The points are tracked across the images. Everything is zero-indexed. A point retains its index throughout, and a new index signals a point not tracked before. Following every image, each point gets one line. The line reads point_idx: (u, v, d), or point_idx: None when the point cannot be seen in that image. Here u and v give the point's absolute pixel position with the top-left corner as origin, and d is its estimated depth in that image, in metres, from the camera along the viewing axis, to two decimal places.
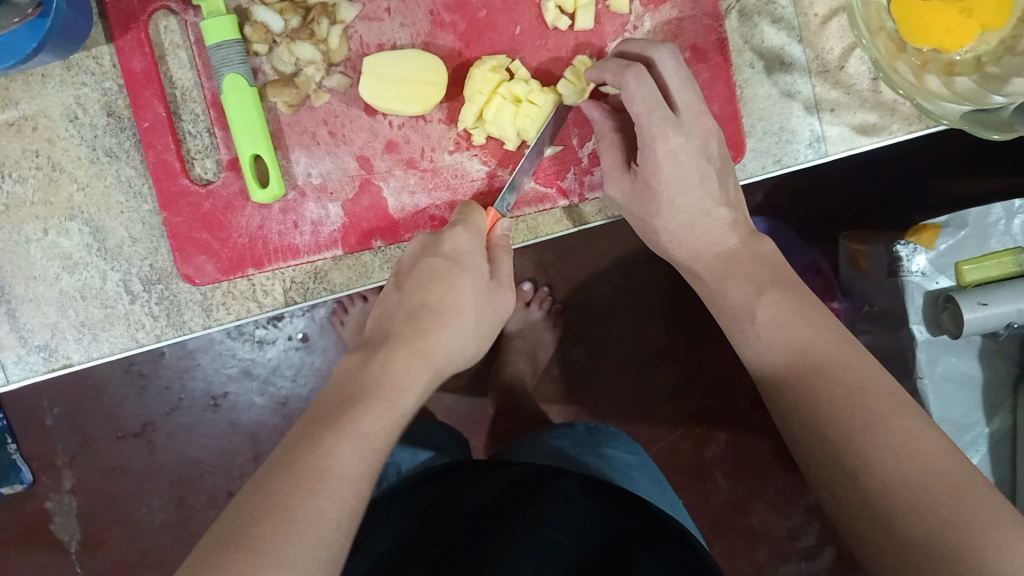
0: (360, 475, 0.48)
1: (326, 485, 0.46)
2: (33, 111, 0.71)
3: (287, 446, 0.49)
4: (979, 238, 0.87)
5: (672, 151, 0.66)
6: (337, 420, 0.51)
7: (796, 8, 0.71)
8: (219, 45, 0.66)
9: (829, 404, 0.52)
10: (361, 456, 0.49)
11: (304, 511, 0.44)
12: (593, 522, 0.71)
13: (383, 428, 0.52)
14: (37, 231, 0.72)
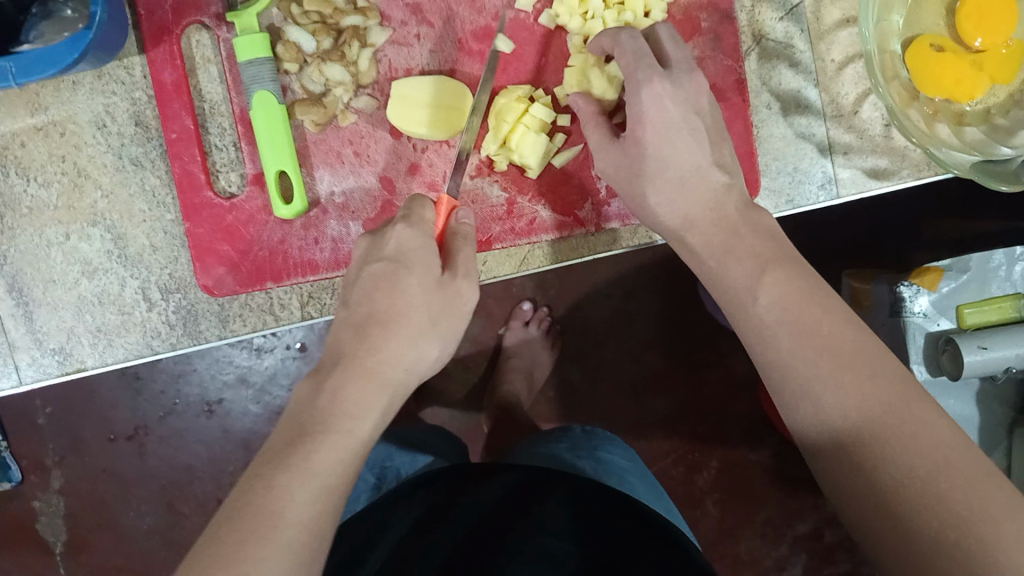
0: (317, 516, 0.47)
1: (275, 532, 0.45)
2: (61, 117, 0.72)
3: (242, 488, 0.47)
4: (980, 282, 0.89)
5: (658, 96, 0.62)
6: (283, 459, 0.48)
7: (813, 53, 0.73)
8: (251, 62, 0.67)
9: (847, 404, 0.49)
10: (314, 495, 0.47)
11: (250, 563, 0.43)
12: (589, 527, 0.73)
13: (337, 461, 0.50)
14: (59, 235, 0.73)
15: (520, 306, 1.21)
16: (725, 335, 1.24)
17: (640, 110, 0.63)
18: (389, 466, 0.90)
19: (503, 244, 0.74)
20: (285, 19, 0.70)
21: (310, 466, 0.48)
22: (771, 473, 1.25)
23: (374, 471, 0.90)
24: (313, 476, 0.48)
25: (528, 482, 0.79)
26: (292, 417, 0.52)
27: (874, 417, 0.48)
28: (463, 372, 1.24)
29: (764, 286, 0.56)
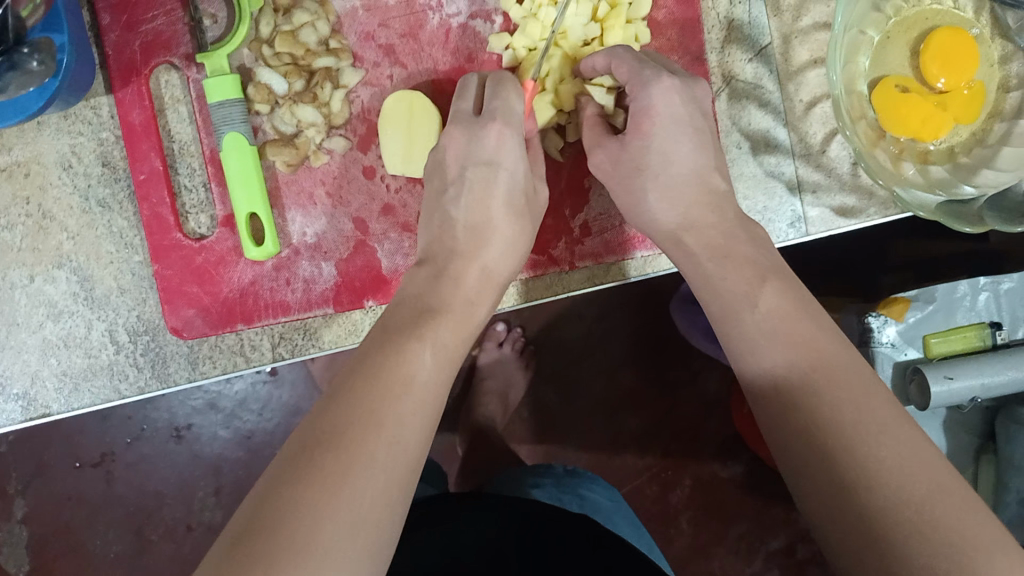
0: (436, 385, 0.53)
1: (409, 393, 0.50)
2: (26, 158, 0.71)
3: (350, 381, 0.50)
4: (946, 312, 0.90)
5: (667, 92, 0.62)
6: (383, 364, 0.51)
7: (782, 93, 0.74)
8: (221, 104, 0.67)
9: (839, 421, 0.48)
10: (440, 364, 0.54)
11: (390, 417, 0.48)
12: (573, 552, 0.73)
13: (454, 341, 0.57)
14: (24, 277, 0.72)
15: (495, 327, 1.21)
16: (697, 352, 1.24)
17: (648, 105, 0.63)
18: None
19: None
20: (255, 61, 0.70)
21: (416, 373, 0.51)
22: (743, 489, 1.26)
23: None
24: (419, 383, 0.51)
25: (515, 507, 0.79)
26: (387, 330, 0.55)
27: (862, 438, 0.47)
28: None
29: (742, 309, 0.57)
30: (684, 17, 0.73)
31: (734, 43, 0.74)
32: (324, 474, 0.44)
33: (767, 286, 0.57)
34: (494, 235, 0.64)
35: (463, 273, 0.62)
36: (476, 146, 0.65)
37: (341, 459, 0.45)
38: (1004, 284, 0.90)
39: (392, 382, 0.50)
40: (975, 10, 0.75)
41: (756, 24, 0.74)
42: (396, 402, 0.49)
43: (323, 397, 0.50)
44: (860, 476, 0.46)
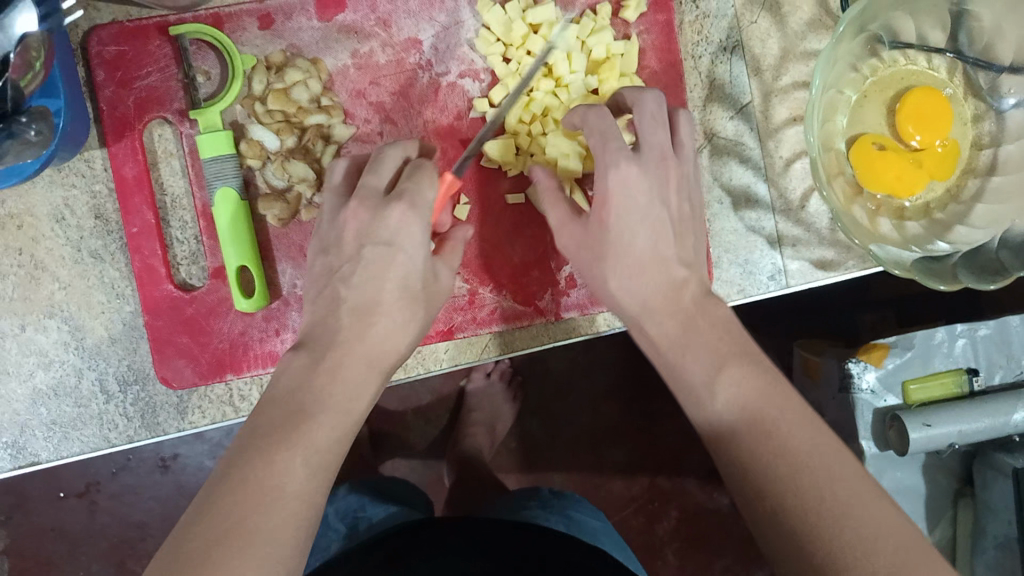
0: (309, 489, 0.50)
1: (276, 505, 0.48)
2: (19, 209, 0.72)
3: (205, 509, 0.47)
4: (924, 358, 0.92)
5: (623, 182, 0.62)
6: (238, 495, 0.48)
7: (762, 150, 0.76)
8: (214, 159, 0.68)
9: (786, 494, 0.49)
10: (312, 469, 0.51)
11: (255, 532, 0.46)
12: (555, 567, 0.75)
13: (336, 439, 0.54)
14: (14, 326, 0.72)
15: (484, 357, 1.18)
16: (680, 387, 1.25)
17: (605, 194, 0.62)
18: (361, 515, 0.95)
19: (464, 334, 0.75)
20: (248, 116, 0.71)
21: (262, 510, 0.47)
22: (727, 521, 1.27)
23: (346, 521, 0.95)
24: (288, 493, 0.49)
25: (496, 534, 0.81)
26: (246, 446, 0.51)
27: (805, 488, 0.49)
28: (423, 425, 1.23)
29: (681, 359, 0.59)
30: (666, 78, 0.75)
31: (716, 102, 0.76)
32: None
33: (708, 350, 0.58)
34: (385, 318, 0.60)
35: (344, 363, 0.57)
36: (376, 225, 0.61)
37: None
38: (981, 330, 0.92)
39: (245, 507, 0.47)
40: (948, 71, 0.77)
41: (737, 83, 0.76)
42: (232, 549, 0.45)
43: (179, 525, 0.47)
44: (813, 537, 0.47)
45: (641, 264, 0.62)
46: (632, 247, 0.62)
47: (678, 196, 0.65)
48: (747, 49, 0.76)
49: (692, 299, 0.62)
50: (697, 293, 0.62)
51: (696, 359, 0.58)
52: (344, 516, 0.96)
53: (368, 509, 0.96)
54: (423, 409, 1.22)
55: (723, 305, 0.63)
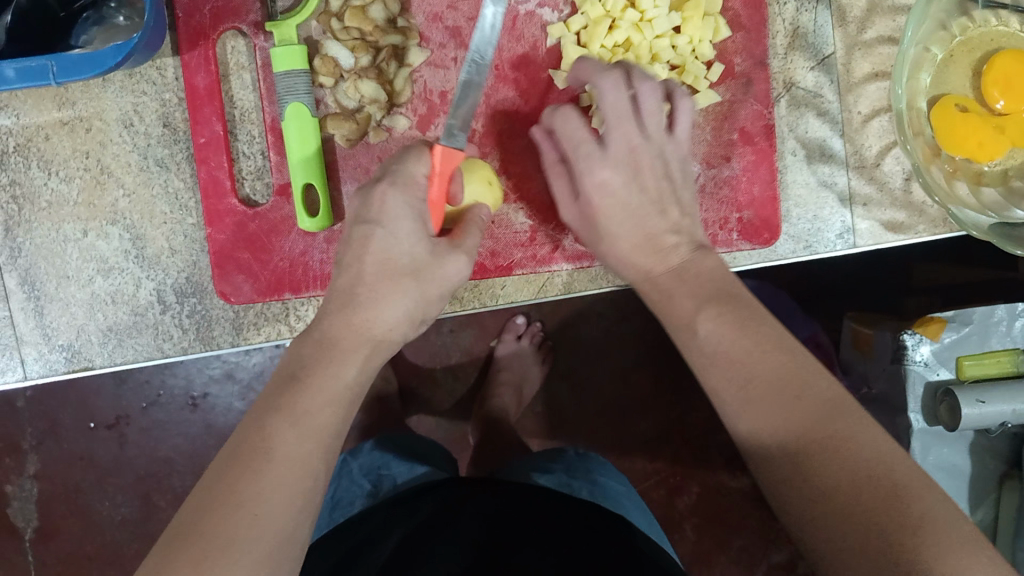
0: (307, 455, 0.48)
1: (269, 467, 0.46)
2: (89, 113, 0.72)
3: (228, 459, 0.47)
4: (980, 336, 0.90)
5: (602, 185, 0.65)
6: (274, 433, 0.48)
7: (841, 104, 0.75)
8: (287, 73, 0.67)
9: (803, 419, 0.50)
10: (306, 436, 0.49)
11: (249, 497, 0.45)
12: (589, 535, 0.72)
13: (329, 408, 0.51)
14: (77, 231, 0.72)
15: (514, 320, 1.19)
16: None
17: (588, 196, 0.66)
18: (386, 474, 0.93)
19: (523, 271, 0.74)
20: (323, 33, 0.70)
21: (288, 444, 0.48)
22: (749, 499, 1.25)
23: (370, 478, 0.93)
24: (280, 456, 0.47)
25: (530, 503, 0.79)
26: (269, 396, 0.51)
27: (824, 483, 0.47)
28: (452, 381, 1.22)
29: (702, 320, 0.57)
30: (750, 22, 0.73)
31: (797, 50, 0.74)
32: (200, 563, 0.43)
33: (711, 310, 0.57)
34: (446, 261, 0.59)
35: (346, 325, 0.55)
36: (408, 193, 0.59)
37: (217, 542, 0.44)
38: None
39: (239, 482, 0.46)
40: None
41: (821, 33, 0.74)
42: (264, 475, 0.46)
43: (207, 472, 0.47)
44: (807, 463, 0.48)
45: (628, 247, 0.65)
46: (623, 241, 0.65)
47: (658, 172, 0.66)
48: None
49: (681, 260, 0.63)
50: (686, 256, 0.63)
51: (708, 323, 0.56)
52: (367, 472, 0.94)
53: (392, 467, 0.94)
54: (452, 365, 1.21)
55: (713, 258, 0.63)
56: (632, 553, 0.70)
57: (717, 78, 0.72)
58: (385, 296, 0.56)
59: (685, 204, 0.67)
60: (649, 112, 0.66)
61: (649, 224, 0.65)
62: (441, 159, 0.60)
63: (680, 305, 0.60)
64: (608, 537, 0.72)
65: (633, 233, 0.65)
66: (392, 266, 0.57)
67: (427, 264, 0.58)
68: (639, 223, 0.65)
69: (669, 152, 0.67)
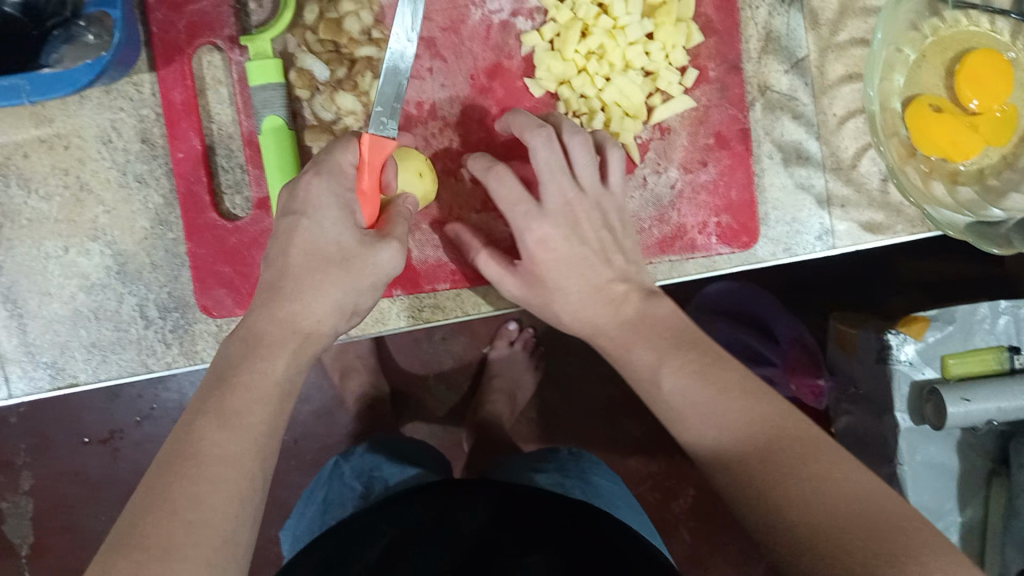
0: (238, 455, 0.48)
1: (201, 469, 0.46)
2: (67, 130, 0.72)
3: (162, 466, 0.47)
4: (964, 334, 0.91)
5: (543, 240, 0.67)
6: (203, 432, 0.48)
7: (816, 107, 0.75)
8: (263, 87, 0.68)
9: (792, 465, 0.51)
10: (232, 436, 0.49)
11: (184, 499, 0.45)
12: (577, 541, 0.70)
13: (255, 412, 0.51)
14: (58, 248, 0.72)
15: (506, 327, 1.19)
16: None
17: (531, 253, 0.67)
18: (377, 475, 0.93)
19: None
20: (299, 46, 0.70)
21: (216, 445, 0.48)
22: None
23: (360, 480, 0.93)
24: (207, 456, 0.47)
25: (520, 509, 0.76)
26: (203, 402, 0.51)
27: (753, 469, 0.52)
28: (444, 390, 1.22)
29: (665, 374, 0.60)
30: (723, 26, 0.73)
31: (771, 54, 0.74)
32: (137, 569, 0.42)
33: (676, 362, 0.60)
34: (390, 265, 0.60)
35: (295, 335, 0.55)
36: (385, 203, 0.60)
37: (154, 549, 0.43)
38: None
39: (175, 485, 0.45)
40: (1011, 34, 0.74)
41: (794, 37, 0.74)
42: (198, 479, 0.46)
43: (139, 485, 0.47)
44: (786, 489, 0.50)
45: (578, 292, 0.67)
46: (562, 298, 0.68)
47: (597, 225, 0.68)
48: (806, 2, 0.75)
49: (633, 310, 0.66)
50: (636, 306, 0.66)
51: (672, 379, 0.59)
52: (359, 474, 0.94)
53: (384, 468, 0.94)
54: (443, 373, 1.21)
55: (664, 305, 0.66)
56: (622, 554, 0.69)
57: (691, 83, 0.73)
58: (314, 289, 0.57)
59: (627, 251, 0.69)
60: (613, 171, 0.69)
61: (594, 275, 0.67)
62: (371, 149, 0.60)
63: (639, 359, 0.63)
64: (600, 539, 0.71)
65: (588, 286, 0.67)
66: (320, 254, 0.58)
67: (355, 252, 0.59)
68: (585, 275, 0.67)
69: (606, 205, 0.69)
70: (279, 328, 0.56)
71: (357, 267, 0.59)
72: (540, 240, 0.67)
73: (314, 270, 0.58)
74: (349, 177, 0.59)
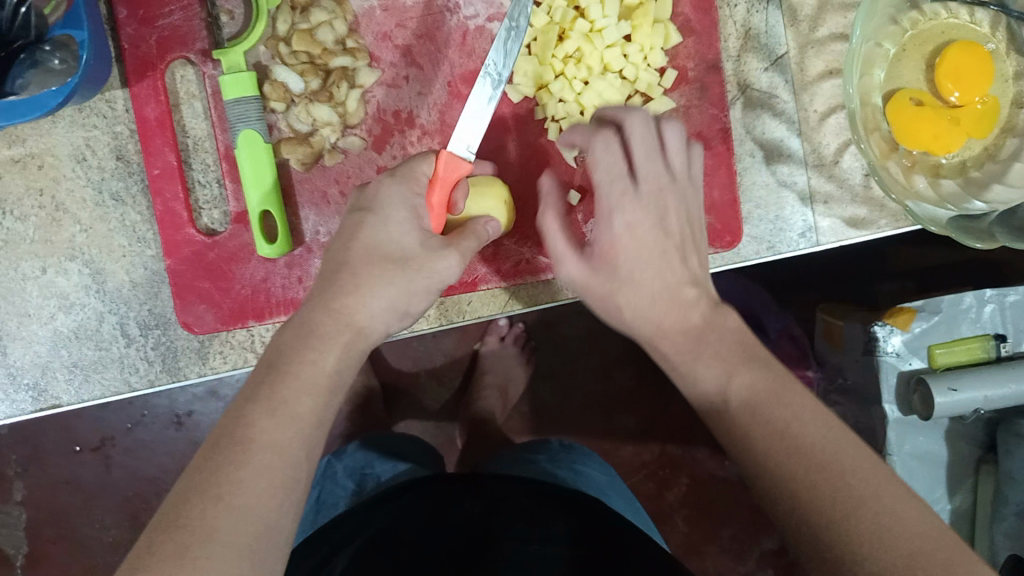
0: (288, 442, 0.48)
1: (252, 453, 0.46)
2: (40, 149, 0.71)
3: (211, 452, 0.46)
4: (949, 324, 0.91)
5: (629, 226, 0.58)
6: (254, 423, 0.48)
7: (797, 104, 0.75)
8: (238, 100, 0.67)
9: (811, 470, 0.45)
10: (283, 424, 0.48)
11: (231, 483, 0.44)
12: (569, 531, 0.71)
13: (308, 396, 0.50)
14: (36, 269, 0.72)
15: (496, 322, 1.18)
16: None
17: (613, 238, 0.58)
18: (369, 473, 0.93)
19: (488, 285, 0.74)
20: (272, 58, 0.69)
21: (264, 431, 0.47)
22: (737, 488, 1.25)
23: (353, 478, 0.93)
24: (260, 440, 0.47)
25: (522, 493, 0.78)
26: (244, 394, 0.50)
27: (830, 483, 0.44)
28: (435, 386, 1.22)
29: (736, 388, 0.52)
30: (701, 26, 0.73)
31: (751, 52, 0.74)
32: (182, 551, 0.41)
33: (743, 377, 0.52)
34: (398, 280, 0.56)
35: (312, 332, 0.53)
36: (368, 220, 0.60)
37: (198, 532, 0.42)
38: (1010, 296, 0.90)
39: (223, 469, 0.45)
40: (991, 25, 0.73)
41: (773, 33, 0.74)
42: (252, 464, 0.46)
43: (187, 466, 0.46)
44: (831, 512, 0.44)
45: (652, 299, 0.57)
46: (633, 283, 0.58)
47: (682, 217, 0.60)
48: None
49: (701, 318, 0.57)
50: (705, 314, 0.57)
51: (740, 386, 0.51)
52: (351, 472, 0.94)
53: (376, 466, 0.94)
54: (436, 369, 1.21)
55: (734, 316, 0.57)
56: (608, 544, 0.69)
57: (671, 84, 0.72)
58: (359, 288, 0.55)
59: (700, 254, 0.61)
60: (675, 152, 0.61)
61: (671, 274, 0.58)
62: (445, 166, 0.61)
63: (704, 372, 0.54)
64: (586, 525, 0.72)
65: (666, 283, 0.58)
66: (378, 253, 0.57)
67: (416, 254, 0.58)
68: (661, 272, 0.58)
69: (691, 197, 0.63)
70: (334, 321, 0.54)
71: (415, 268, 0.57)
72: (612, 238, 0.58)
73: (371, 266, 0.56)
74: (419, 184, 0.60)
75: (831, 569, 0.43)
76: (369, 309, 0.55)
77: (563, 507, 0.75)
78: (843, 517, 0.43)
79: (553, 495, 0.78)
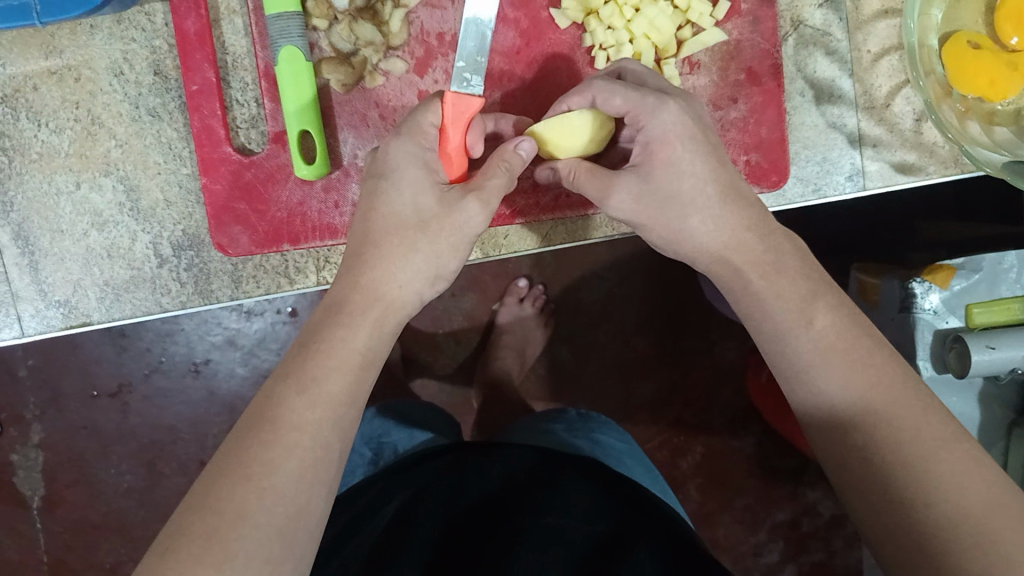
0: (318, 422, 0.48)
1: (280, 435, 0.47)
2: (77, 61, 0.70)
3: (244, 430, 0.47)
4: (990, 283, 0.89)
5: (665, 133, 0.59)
6: (286, 402, 0.48)
7: (850, 43, 0.73)
8: (279, 16, 0.65)
9: (893, 443, 0.48)
10: (313, 403, 0.49)
11: (260, 465, 0.45)
12: (593, 506, 0.64)
13: (342, 377, 0.51)
14: (69, 184, 0.71)
15: (516, 283, 1.11)
16: (716, 319, 1.13)
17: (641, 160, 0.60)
18: (386, 441, 0.83)
19: (526, 219, 0.74)
20: None
21: (295, 412, 0.48)
22: (753, 462, 1.17)
23: (370, 446, 0.83)
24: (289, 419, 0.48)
25: (536, 461, 0.71)
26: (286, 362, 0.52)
27: (892, 444, 0.48)
28: (453, 346, 1.13)
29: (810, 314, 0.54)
30: None
31: None
32: (212, 535, 0.42)
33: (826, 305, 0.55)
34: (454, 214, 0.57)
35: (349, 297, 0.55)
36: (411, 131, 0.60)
37: (228, 514, 0.43)
38: None
39: (256, 452, 0.46)
40: None
41: None
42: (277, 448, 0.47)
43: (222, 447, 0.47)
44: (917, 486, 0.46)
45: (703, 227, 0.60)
46: (691, 181, 0.60)
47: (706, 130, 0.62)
48: None
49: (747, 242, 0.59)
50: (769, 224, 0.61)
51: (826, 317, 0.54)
52: (367, 440, 0.84)
53: (394, 434, 0.83)
54: (453, 330, 1.12)
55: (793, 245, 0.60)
56: (633, 526, 0.63)
57: (723, 15, 0.71)
58: (391, 253, 0.56)
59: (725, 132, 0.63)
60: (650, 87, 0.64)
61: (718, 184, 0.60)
62: (452, 108, 0.61)
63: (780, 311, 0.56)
64: (614, 505, 0.65)
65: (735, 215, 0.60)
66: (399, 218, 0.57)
67: (435, 214, 0.57)
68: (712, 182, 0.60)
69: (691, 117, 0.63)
70: (363, 296, 0.55)
71: (437, 229, 0.57)
72: (661, 132, 0.59)
73: (392, 236, 0.57)
74: (429, 138, 0.60)
75: (894, 521, 0.46)
76: (399, 279, 0.56)
77: (589, 481, 0.68)
78: (906, 474, 0.46)
79: (580, 465, 0.71)
